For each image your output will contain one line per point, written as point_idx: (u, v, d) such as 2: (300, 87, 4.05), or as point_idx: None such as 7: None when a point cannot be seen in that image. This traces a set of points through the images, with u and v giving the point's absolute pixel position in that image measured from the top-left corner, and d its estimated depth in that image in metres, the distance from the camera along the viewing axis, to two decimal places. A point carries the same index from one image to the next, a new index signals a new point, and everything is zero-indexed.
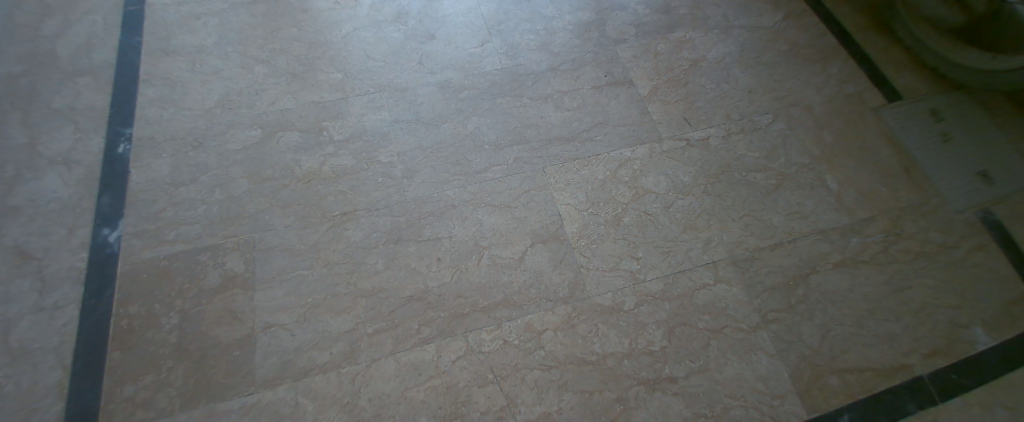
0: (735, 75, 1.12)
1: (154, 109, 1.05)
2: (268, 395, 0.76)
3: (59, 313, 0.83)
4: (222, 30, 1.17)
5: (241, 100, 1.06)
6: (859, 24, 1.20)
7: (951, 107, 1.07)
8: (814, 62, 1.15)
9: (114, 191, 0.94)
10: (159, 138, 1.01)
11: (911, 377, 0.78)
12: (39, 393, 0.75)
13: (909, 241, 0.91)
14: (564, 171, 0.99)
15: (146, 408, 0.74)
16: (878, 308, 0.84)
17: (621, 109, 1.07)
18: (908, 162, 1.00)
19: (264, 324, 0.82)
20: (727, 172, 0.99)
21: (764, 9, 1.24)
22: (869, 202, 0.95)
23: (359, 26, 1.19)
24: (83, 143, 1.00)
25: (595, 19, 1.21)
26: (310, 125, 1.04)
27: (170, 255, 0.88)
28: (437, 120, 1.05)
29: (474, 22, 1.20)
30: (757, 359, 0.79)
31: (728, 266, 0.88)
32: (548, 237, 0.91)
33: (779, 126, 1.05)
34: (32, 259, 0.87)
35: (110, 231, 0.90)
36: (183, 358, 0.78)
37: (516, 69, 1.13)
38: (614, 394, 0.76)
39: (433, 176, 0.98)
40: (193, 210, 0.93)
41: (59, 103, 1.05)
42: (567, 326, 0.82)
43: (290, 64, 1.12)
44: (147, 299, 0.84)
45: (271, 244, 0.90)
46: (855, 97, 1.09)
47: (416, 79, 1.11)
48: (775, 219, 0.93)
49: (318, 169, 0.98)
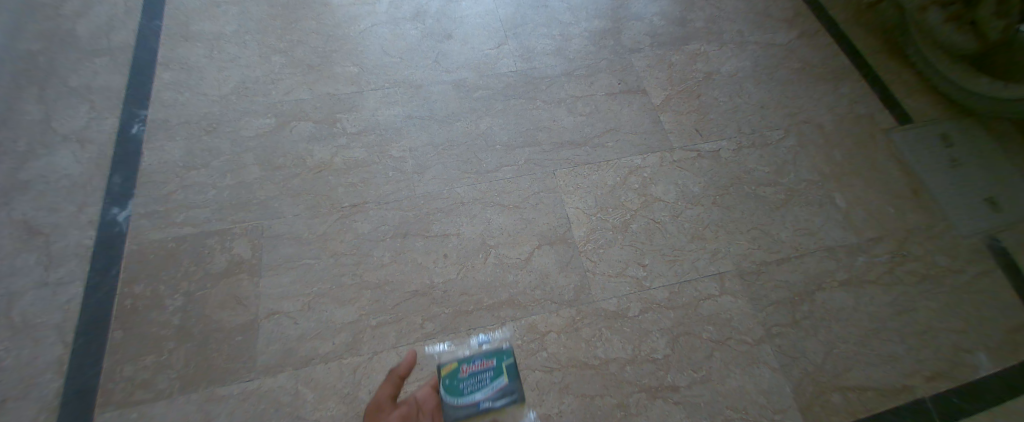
0: (748, 90, 1.13)
1: (170, 92, 1.05)
2: (267, 382, 0.76)
3: (63, 289, 0.83)
4: (242, 19, 1.18)
5: (257, 88, 1.07)
6: (872, 45, 1.21)
7: (961, 132, 1.08)
8: (826, 81, 1.15)
9: (126, 171, 0.95)
10: (172, 122, 1.01)
11: (913, 399, 0.78)
12: (39, 368, 0.75)
13: (915, 263, 0.91)
14: (574, 175, 0.99)
15: (145, 389, 0.74)
16: (882, 328, 0.84)
17: (633, 117, 1.08)
18: (917, 185, 1.00)
19: (267, 310, 0.82)
20: (736, 184, 0.99)
21: (779, 26, 1.25)
22: (877, 222, 0.95)
23: (378, 22, 1.20)
24: (97, 123, 1.00)
25: (611, 27, 1.22)
26: (324, 116, 1.04)
27: (178, 237, 0.88)
28: (450, 118, 1.05)
29: (491, 24, 1.21)
30: (759, 373, 0.79)
31: (733, 278, 0.88)
32: (555, 240, 0.91)
33: (790, 143, 1.05)
34: (39, 234, 0.87)
35: (119, 210, 0.91)
36: (185, 341, 0.78)
37: (531, 73, 1.13)
38: (615, 400, 0.76)
39: (443, 173, 0.98)
40: (203, 194, 0.93)
41: (75, 82, 1.05)
42: (570, 329, 0.82)
43: (307, 55, 1.13)
44: (152, 280, 0.84)
45: (279, 231, 0.90)
46: (865, 118, 1.10)
47: (431, 77, 1.11)
48: (782, 234, 0.94)
49: (329, 160, 0.99)
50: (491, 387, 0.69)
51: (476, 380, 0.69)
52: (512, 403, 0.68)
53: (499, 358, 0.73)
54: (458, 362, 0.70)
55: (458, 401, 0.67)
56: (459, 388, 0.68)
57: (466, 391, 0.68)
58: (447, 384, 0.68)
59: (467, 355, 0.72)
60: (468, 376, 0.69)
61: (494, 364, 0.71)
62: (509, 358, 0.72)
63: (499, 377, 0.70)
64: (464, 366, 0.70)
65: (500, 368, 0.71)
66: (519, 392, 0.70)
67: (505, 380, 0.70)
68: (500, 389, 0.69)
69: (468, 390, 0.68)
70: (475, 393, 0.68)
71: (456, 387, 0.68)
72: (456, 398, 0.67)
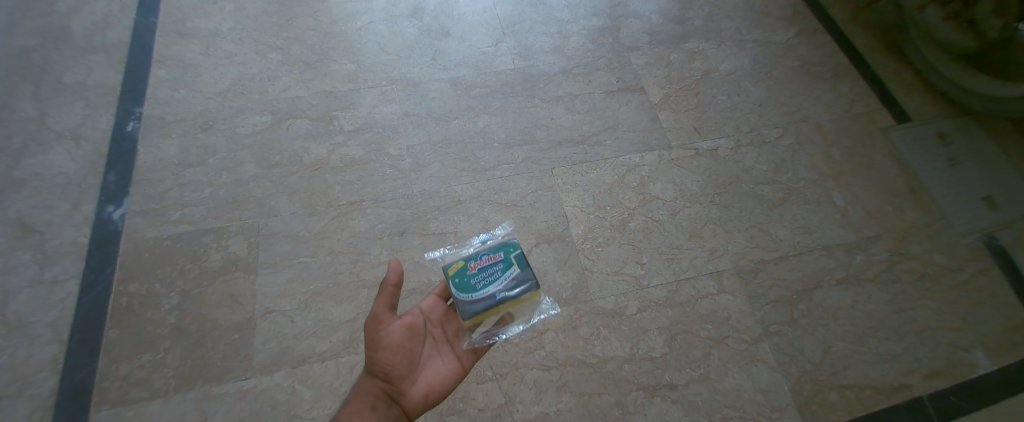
0: (746, 88, 1.13)
1: (166, 90, 1.05)
2: (263, 381, 0.75)
3: (57, 288, 0.82)
4: (238, 16, 1.17)
5: (254, 86, 1.06)
6: (871, 44, 1.21)
7: (959, 130, 1.08)
8: (824, 79, 1.15)
9: (121, 169, 0.94)
10: (168, 119, 1.01)
11: (910, 397, 0.78)
12: (33, 367, 0.75)
13: (913, 262, 0.91)
14: (572, 174, 0.99)
15: (141, 388, 0.74)
16: (880, 326, 0.84)
17: (631, 115, 1.08)
18: (916, 184, 1.00)
19: (264, 309, 0.81)
20: (734, 182, 0.99)
21: (777, 24, 1.25)
22: (875, 221, 0.95)
23: (375, 19, 1.19)
24: (92, 120, 1.00)
25: (609, 25, 1.22)
26: (321, 114, 1.04)
27: (174, 235, 0.87)
28: (448, 115, 1.05)
29: (489, 21, 1.20)
30: (757, 371, 0.79)
31: (732, 276, 0.88)
32: (553, 238, 0.91)
33: (788, 141, 1.05)
34: (33, 232, 0.87)
35: (115, 208, 0.90)
36: (180, 340, 0.78)
37: (529, 70, 1.13)
38: (613, 398, 0.76)
39: (441, 171, 0.98)
40: (199, 192, 0.92)
41: (70, 79, 1.04)
42: (568, 327, 0.82)
43: (304, 52, 1.12)
44: (147, 278, 0.83)
45: (276, 230, 0.89)
46: (863, 116, 1.09)
47: (429, 75, 1.11)
48: (781, 232, 0.93)
49: (326, 157, 0.98)
50: (505, 277, 0.66)
51: (486, 275, 0.67)
52: (529, 289, 0.66)
53: (506, 251, 0.70)
54: (464, 260, 0.68)
55: (471, 296, 0.64)
56: (470, 284, 0.65)
57: (478, 286, 0.65)
58: (457, 282, 0.66)
59: (473, 254, 0.70)
60: (477, 272, 0.67)
61: (502, 257, 0.68)
62: (517, 249, 0.69)
63: (509, 268, 0.67)
64: (471, 263, 0.68)
65: (509, 260, 0.68)
66: (534, 278, 0.67)
67: (517, 269, 0.67)
68: (513, 278, 0.66)
69: (480, 285, 0.66)
70: (489, 286, 0.65)
71: (468, 284, 0.66)
72: (469, 294, 0.65)
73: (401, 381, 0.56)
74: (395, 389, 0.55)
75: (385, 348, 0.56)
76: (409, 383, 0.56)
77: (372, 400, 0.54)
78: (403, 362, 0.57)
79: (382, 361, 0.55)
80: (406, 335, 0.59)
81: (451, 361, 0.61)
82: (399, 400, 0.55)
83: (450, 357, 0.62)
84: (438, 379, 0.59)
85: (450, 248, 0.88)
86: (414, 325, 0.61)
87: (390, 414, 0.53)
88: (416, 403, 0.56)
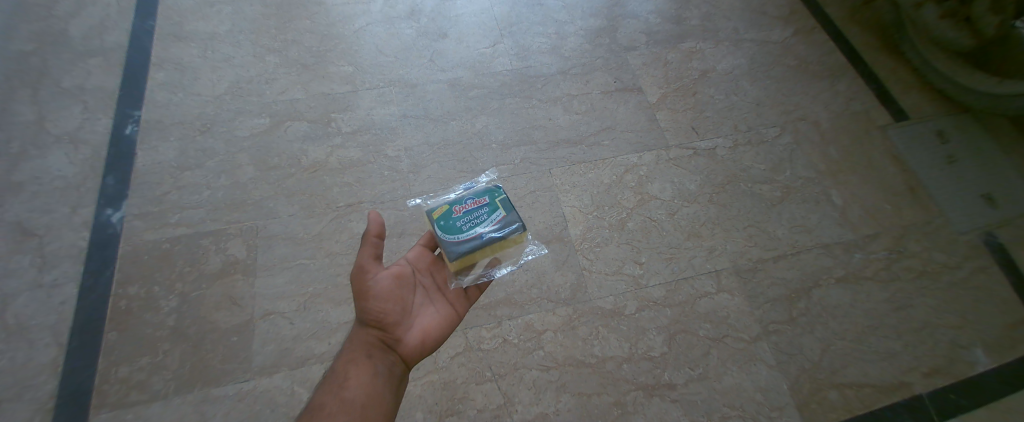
0: (744, 87, 1.13)
1: (164, 93, 1.05)
2: (263, 383, 0.76)
3: (56, 291, 0.82)
4: (235, 19, 1.17)
5: (252, 88, 1.06)
6: (868, 42, 1.21)
7: (957, 128, 1.08)
8: (822, 78, 1.15)
9: (120, 172, 0.94)
10: (166, 122, 1.01)
11: (909, 395, 0.78)
12: (32, 370, 0.75)
13: (912, 260, 0.91)
14: (570, 174, 0.99)
15: (140, 391, 0.74)
16: (879, 325, 0.84)
17: (629, 115, 1.08)
18: (914, 182, 1.00)
19: (263, 311, 0.81)
20: (732, 181, 0.99)
21: (775, 23, 1.25)
22: (874, 219, 0.95)
23: (373, 21, 1.19)
24: (90, 124, 1.00)
25: (606, 26, 1.22)
26: (319, 116, 1.04)
27: (172, 238, 0.88)
28: (446, 116, 1.05)
29: (487, 23, 1.20)
30: (756, 370, 0.79)
31: (730, 275, 0.88)
32: (552, 239, 0.91)
33: (786, 140, 1.05)
34: (32, 236, 0.87)
35: (113, 211, 0.90)
36: (179, 342, 0.78)
37: (527, 71, 1.13)
38: (612, 398, 0.76)
39: (439, 172, 0.98)
40: (197, 195, 0.92)
41: (69, 83, 1.05)
42: (567, 328, 0.82)
43: (301, 54, 1.13)
44: (146, 281, 0.83)
45: (274, 232, 0.89)
46: (861, 115, 1.09)
47: (426, 76, 1.11)
48: (779, 231, 0.94)
49: (324, 160, 0.98)
50: (491, 220, 0.66)
51: (472, 218, 0.66)
52: (517, 229, 0.65)
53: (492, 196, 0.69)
54: (448, 204, 0.67)
55: (457, 237, 0.64)
56: (456, 227, 0.65)
57: (464, 227, 0.64)
58: (442, 226, 0.65)
59: (457, 199, 0.69)
60: (462, 215, 0.66)
61: (488, 200, 0.67)
62: (502, 194, 0.68)
63: (495, 211, 0.67)
64: (456, 207, 0.67)
65: (494, 203, 0.67)
66: (520, 219, 0.66)
67: (504, 211, 0.67)
68: (500, 220, 0.66)
69: (467, 226, 0.65)
70: (475, 227, 0.65)
71: (453, 226, 0.65)
72: (455, 235, 0.64)
73: (395, 328, 0.56)
74: (390, 337, 0.56)
75: (375, 297, 0.56)
76: (404, 331, 0.57)
77: (367, 349, 0.55)
78: (396, 309, 0.57)
79: (374, 310, 0.55)
80: (395, 283, 0.59)
81: (443, 308, 0.63)
82: (395, 347, 0.56)
83: (441, 304, 0.63)
84: (432, 325, 0.60)
85: (433, 195, 0.92)
86: (402, 274, 0.61)
87: (388, 361, 0.55)
88: (412, 349, 0.57)
